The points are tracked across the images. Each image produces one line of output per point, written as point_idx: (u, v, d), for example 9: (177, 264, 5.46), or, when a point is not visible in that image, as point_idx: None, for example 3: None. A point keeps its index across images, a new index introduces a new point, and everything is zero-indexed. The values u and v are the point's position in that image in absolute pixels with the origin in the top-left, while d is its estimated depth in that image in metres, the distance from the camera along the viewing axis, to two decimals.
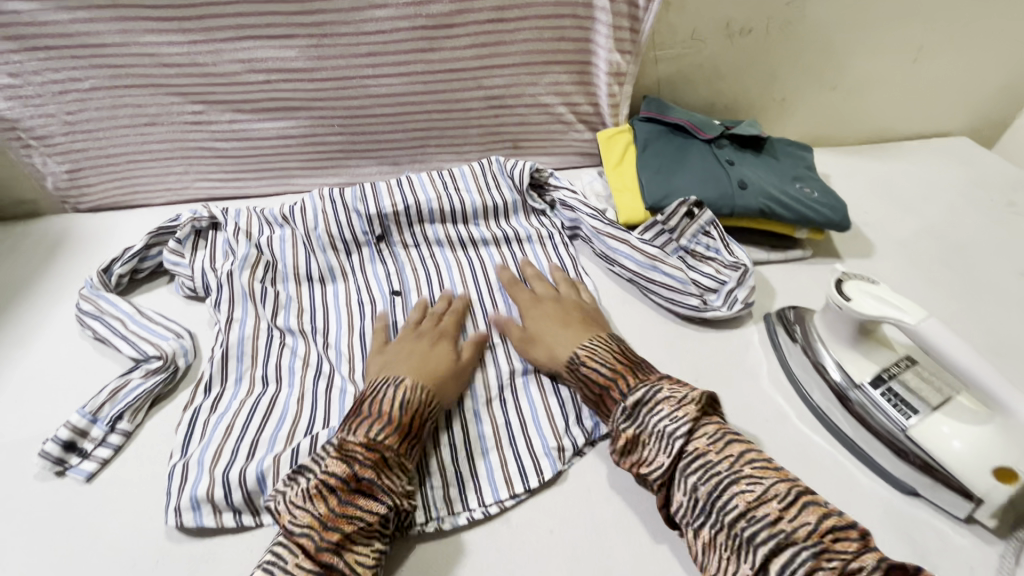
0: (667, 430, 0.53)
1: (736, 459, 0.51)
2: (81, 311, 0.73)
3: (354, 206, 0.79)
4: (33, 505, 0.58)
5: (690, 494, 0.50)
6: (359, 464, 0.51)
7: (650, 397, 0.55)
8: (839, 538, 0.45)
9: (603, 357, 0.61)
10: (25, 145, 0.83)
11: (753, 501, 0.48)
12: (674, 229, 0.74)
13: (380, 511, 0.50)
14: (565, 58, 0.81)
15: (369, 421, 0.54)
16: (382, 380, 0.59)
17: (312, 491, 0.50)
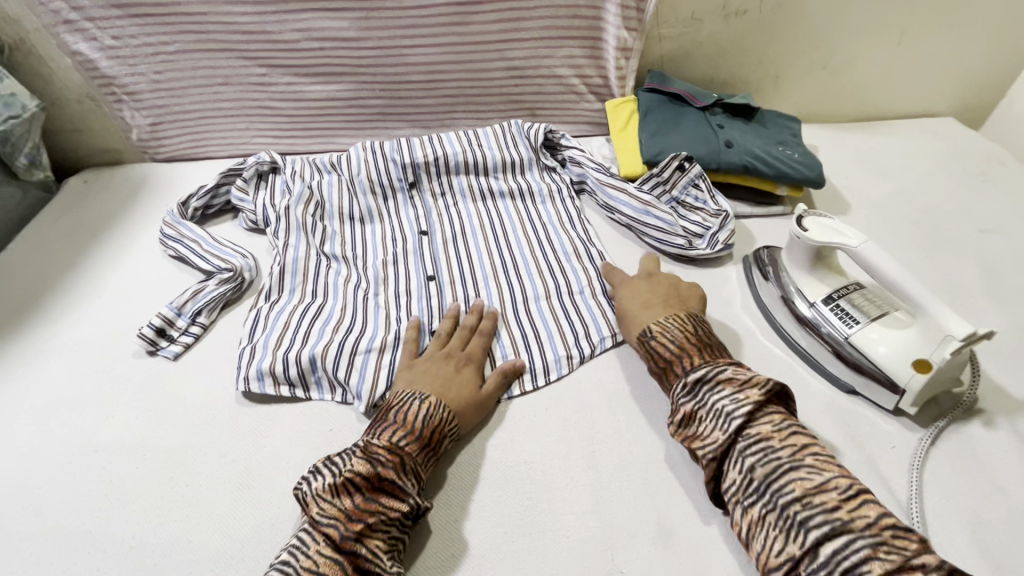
0: (726, 410, 0.56)
1: (799, 448, 0.52)
2: (164, 234, 0.87)
3: (391, 157, 0.92)
4: (131, 375, 0.72)
5: (745, 474, 0.53)
6: (382, 466, 0.55)
7: (713, 376, 0.59)
8: (896, 531, 0.46)
9: (674, 334, 0.64)
10: (118, 100, 0.99)
11: (810, 488, 0.49)
12: (667, 181, 0.86)
13: (401, 507, 0.54)
14: (579, 34, 0.93)
15: (392, 428, 0.58)
16: (407, 389, 0.63)
17: (340, 487, 0.53)
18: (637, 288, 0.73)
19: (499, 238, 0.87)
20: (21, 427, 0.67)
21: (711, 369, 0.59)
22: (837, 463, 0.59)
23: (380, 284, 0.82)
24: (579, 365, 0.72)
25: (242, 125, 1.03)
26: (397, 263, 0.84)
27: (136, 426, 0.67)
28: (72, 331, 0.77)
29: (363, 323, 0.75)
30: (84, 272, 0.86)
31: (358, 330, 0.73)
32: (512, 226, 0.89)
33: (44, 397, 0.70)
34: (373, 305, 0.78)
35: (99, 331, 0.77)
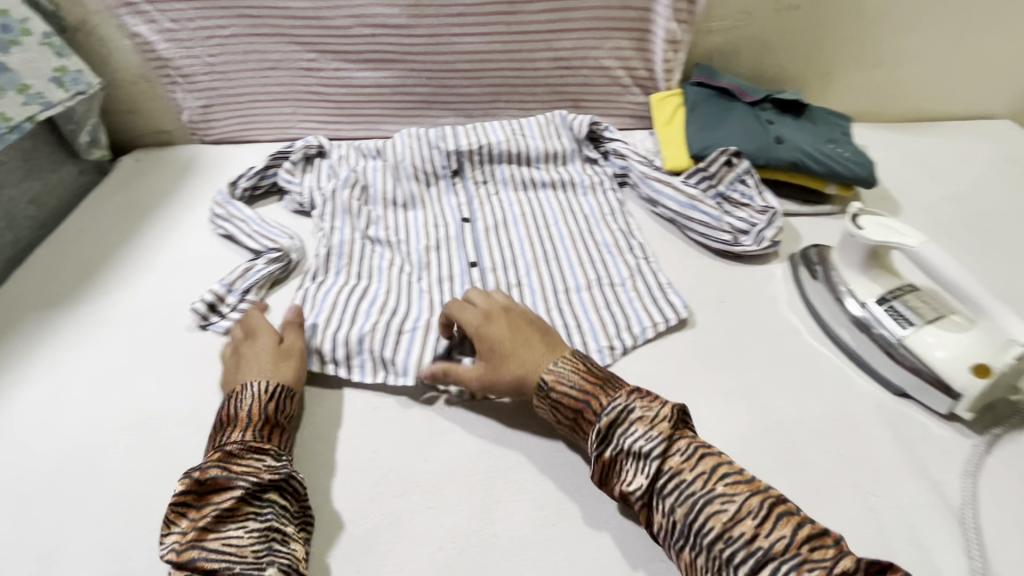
0: (643, 451, 0.52)
1: (709, 476, 0.50)
2: (215, 213, 0.89)
3: (436, 143, 0.94)
4: (183, 347, 0.74)
5: (669, 517, 0.50)
6: (201, 472, 0.54)
7: (625, 416, 0.54)
8: (817, 547, 0.45)
9: (570, 377, 0.58)
10: (173, 81, 1.01)
11: (728, 521, 0.47)
12: (715, 175, 0.84)
13: (234, 495, 0.52)
14: (627, 26, 0.93)
15: (223, 429, 0.58)
16: (229, 397, 0.61)
17: (172, 513, 0.53)
18: (500, 327, 0.64)
19: (540, 228, 0.87)
20: (79, 393, 0.69)
21: (620, 408, 0.54)
22: (885, 464, 0.58)
23: (422, 268, 0.82)
24: (621, 356, 0.71)
25: (289, 109, 1.05)
26: (438, 248, 0.85)
27: (189, 396, 0.69)
28: (127, 304, 0.80)
29: (407, 305, 0.76)
30: (137, 247, 0.89)
31: (401, 311, 0.74)
32: (553, 217, 0.88)
33: (102, 365, 0.72)
34: (417, 289, 0.79)
35: (153, 304, 0.80)
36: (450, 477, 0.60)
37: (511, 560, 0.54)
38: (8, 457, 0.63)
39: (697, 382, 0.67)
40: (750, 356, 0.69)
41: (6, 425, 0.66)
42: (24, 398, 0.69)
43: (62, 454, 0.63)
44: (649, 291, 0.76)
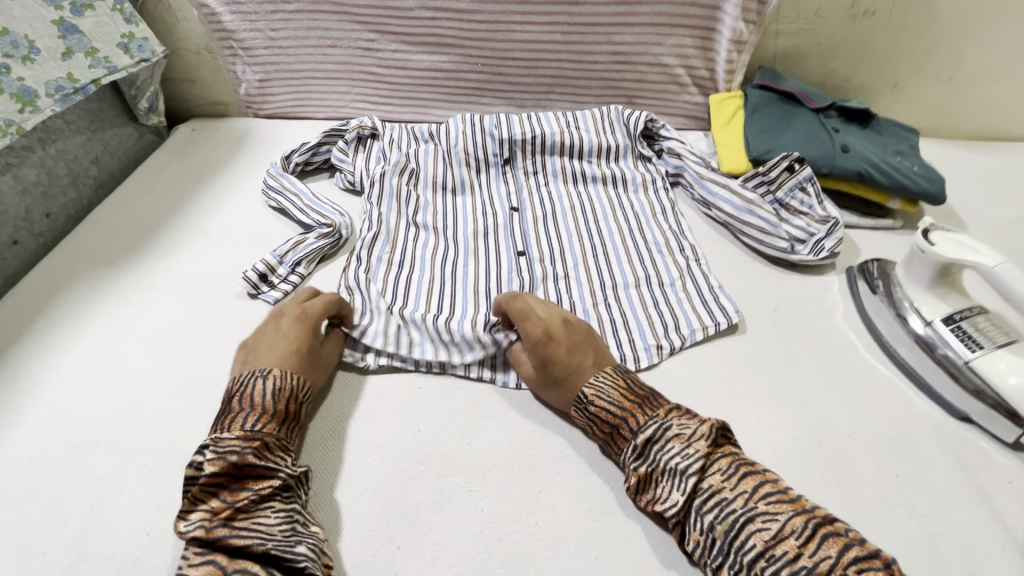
0: (679, 468, 0.51)
1: (750, 495, 0.49)
2: (268, 185, 0.90)
3: (490, 130, 0.93)
4: (232, 313, 0.75)
5: (707, 534, 0.49)
6: (238, 457, 0.52)
7: (660, 434, 0.53)
8: (863, 568, 0.43)
9: (610, 394, 0.57)
10: (233, 54, 1.03)
11: (770, 540, 0.46)
12: (774, 181, 0.83)
13: (272, 481, 0.52)
14: (692, 23, 0.90)
15: (245, 414, 0.55)
16: (233, 386, 0.59)
17: (196, 495, 0.50)
18: (558, 345, 0.61)
19: (588, 223, 0.86)
20: (134, 350, 0.71)
21: (657, 426, 0.54)
22: (942, 490, 0.56)
23: (469, 253, 0.82)
24: (668, 356, 0.69)
25: (344, 88, 1.06)
26: (486, 234, 0.84)
27: None
28: (181, 268, 0.81)
29: (453, 301, 0.74)
30: (192, 213, 0.91)
31: (448, 309, 0.73)
32: (602, 211, 0.87)
33: (156, 325, 0.74)
34: (461, 276, 0.78)
35: (206, 270, 0.81)
36: (492, 461, 0.60)
37: (552, 551, 0.53)
38: (66, 405, 0.65)
39: (747, 389, 0.65)
40: (803, 367, 0.67)
41: (65, 374, 0.68)
42: (82, 351, 0.71)
43: (115, 408, 0.65)
44: (699, 293, 0.75)
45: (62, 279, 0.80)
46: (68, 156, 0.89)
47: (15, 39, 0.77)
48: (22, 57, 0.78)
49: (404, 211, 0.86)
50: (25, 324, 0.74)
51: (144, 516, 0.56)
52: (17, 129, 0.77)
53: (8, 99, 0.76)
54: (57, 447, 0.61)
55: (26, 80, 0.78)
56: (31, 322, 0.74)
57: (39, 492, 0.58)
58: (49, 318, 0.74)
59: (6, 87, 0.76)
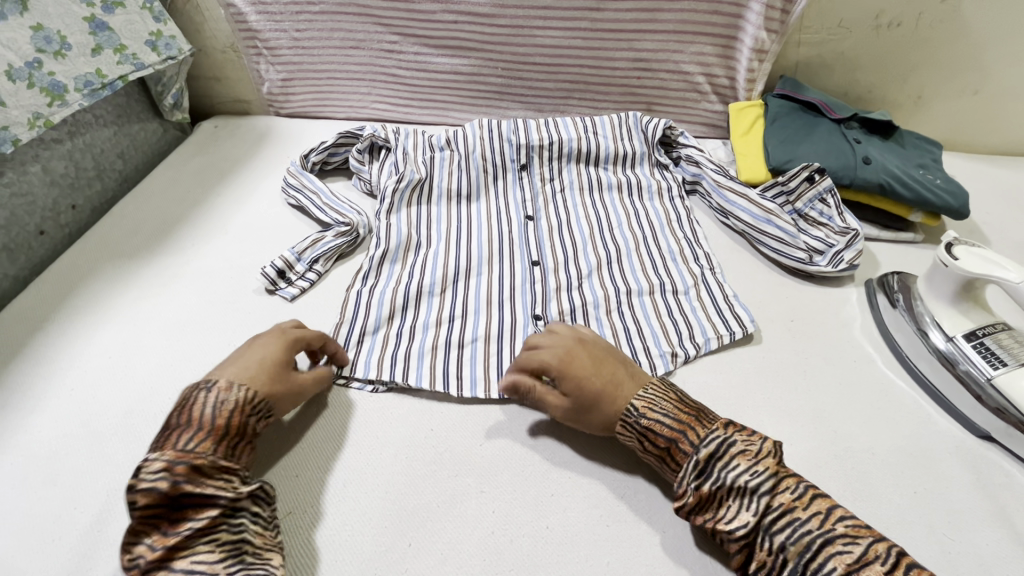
0: (748, 486, 0.50)
1: (825, 517, 0.48)
2: (288, 183, 0.91)
3: (508, 136, 0.93)
4: (249, 309, 0.76)
5: (777, 554, 0.47)
6: (171, 486, 0.49)
7: (724, 450, 0.52)
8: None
9: (664, 406, 0.56)
10: (258, 53, 1.05)
11: (852, 563, 0.45)
12: (793, 192, 0.82)
13: (212, 512, 0.49)
14: (714, 31, 0.90)
15: (183, 435, 0.52)
16: (182, 398, 0.56)
17: (138, 526, 0.49)
18: (584, 364, 0.60)
19: (603, 231, 0.86)
20: (153, 342, 0.72)
21: (720, 441, 0.52)
22: (963, 508, 0.55)
23: (484, 262, 0.82)
24: (683, 364, 0.69)
25: (364, 89, 1.07)
26: (501, 242, 0.84)
27: None
28: (200, 263, 0.82)
29: (464, 309, 0.75)
30: (213, 209, 0.92)
31: (460, 318, 0.74)
32: (617, 221, 0.88)
33: (176, 318, 0.75)
34: (474, 286, 0.78)
35: (225, 264, 0.82)
36: (504, 464, 0.60)
37: (563, 556, 0.53)
38: (86, 393, 0.66)
39: (763, 400, 0.65)
40: (819, 380, 0.67)
41: (86, 364, 0.69)
42: (104, 340, 0.72)
43: (134, 398, 0.66)
44: (714, 302, 0.75)
45: (86, 271, 0.81)
46: (95, 149, 0.91)
47: (49, 35, 0.79)
48: (54, 52, 0.80)
49: (414, 227, 0.86)
50: (49, 313, 0.75)
51: None
52: (45, 122, 0.79)
53: (39, 93, 0.78)
54: (76, 435, 0.62)
55: (56, 74, 0.80)
56: (54, 312, 0.75)
57: (59, 478, 0.59)
58: (71, 308, 0.76)
59: (37, 82, 0.77)
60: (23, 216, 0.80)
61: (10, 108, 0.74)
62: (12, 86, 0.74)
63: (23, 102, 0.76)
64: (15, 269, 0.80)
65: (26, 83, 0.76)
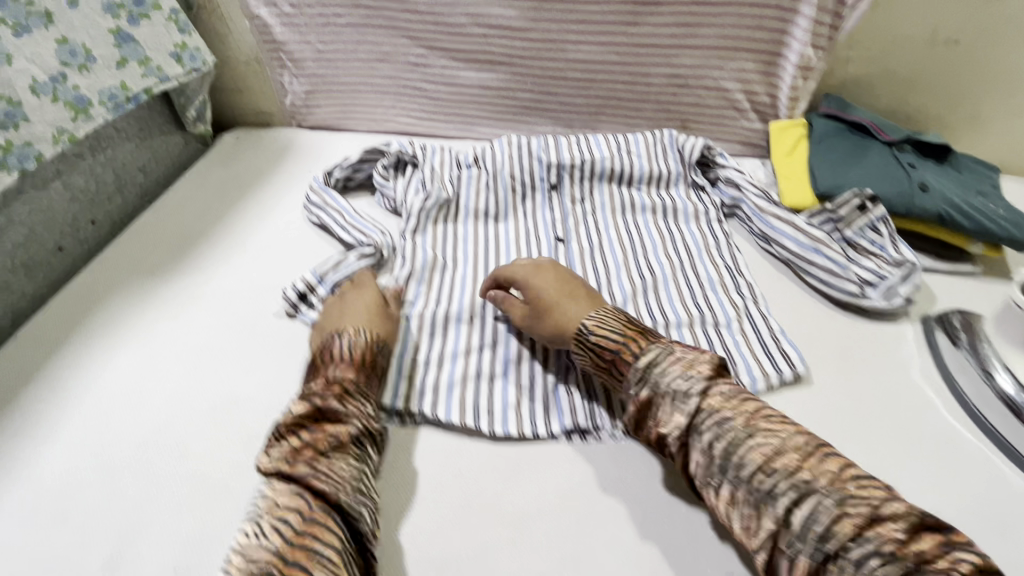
0: (680, 391, 0.52)
1: (751, 414, 0.50)
2: (310, 200, 0.89)
3: (538, 155, 0.90)
4: (269, 334, 0.73)
5: (705, 453, 0.50)
6: (322, 400, 0.57)
7: (662, 359, 0.55)
8: (862, 482, 0.45)
9: (613, 324, 0.60)
10: (282, 66, 1.03)
11: (770, 455, 0.47)
12: (843, 219, 0.77)
13: (350, 428, 0.55)
14: (756, 47, 0.86)
15: (332, 365, 0.61)
16: (317, 348, 0.64)
17: (284, 432, 0.54)
18: (545, 283, 0.67)
19: (637, 256, 0.82)
20: (170, 367, 0.69)
21: (659, 352, 0.56)
22: None
23: None
24: None
25: (389, 102, 1.04)
26: None
27: (276, 383, 0.68)
28: (218, 283, 0.80)
29: (492, 339, 0.71)
30: (233, 225, 0.89)
31: (489, 348, 0.70)
32: (651, 246, 0.83)
33: (193, 341, 0.72)
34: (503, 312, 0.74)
35: (245, 285, 0.79)
36: (537, 514, 0.56)
37: None
38: (100, 422, 0.64)
39: None
40: (877, 428, 0.62)
41: (101, 390, 0.67)
42: (119, 365, 0.69)
43: (149, 428, 0.63)
44: (759, 337, 0.70)
45: (103, 289, 0.79)
46: (117, 163, 0.89)
47: (73, 48, 0.77)
48: (79, 66, 0.78)
49: (440, 246, 0.83)
50: (65, 335, 0.73)
51: (172, 551, 0.53)
52: (69, 137, 0.77)
53: (62, 107, 0.76)
54: (90, 468, 0.60)
55: (81, 88, 0.78)
56: (70, 333, 0.73)
57: (69, 517, 0.56)
58: (87, 330, 0.74)
59: (62, 96, 0.76)
60: (42, 232, 0.78)
61: (34, 123, 0.72)
62: (36, 100, 0.73)
63: (48, 117, 0.74)
64: (32, 286, 0.78)
65: (50, 98, 0.74)
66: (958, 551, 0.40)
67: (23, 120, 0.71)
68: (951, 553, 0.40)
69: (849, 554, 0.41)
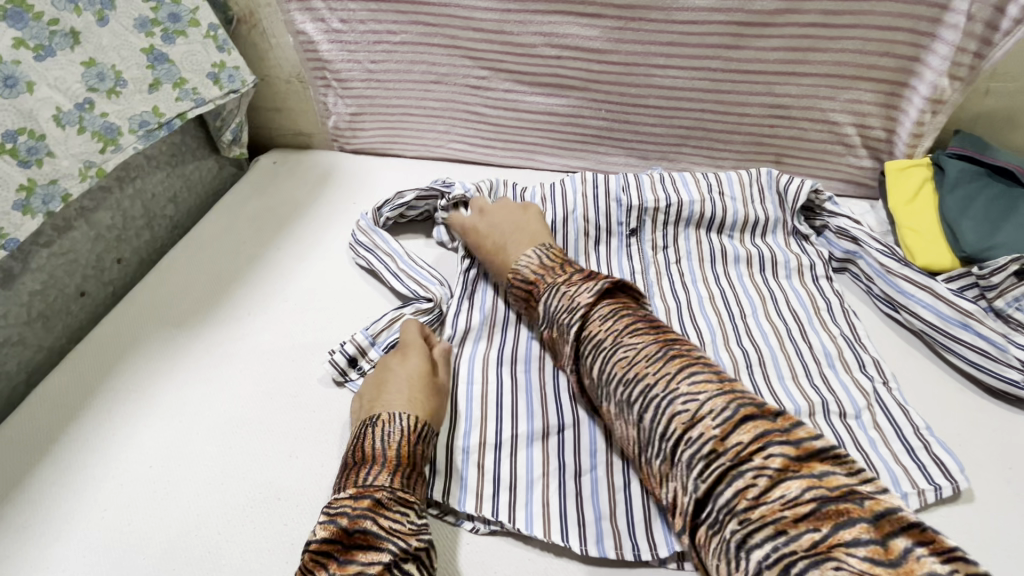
0: (564, 319, 0.57)
1: (619, 332, 0.53)
2: (357, 241, 0.79)
3: (617, 195, 0.79)
4: (314, 406, 0.63)
5: (589, 372, 0.55)
6: (350, 519, 0.46)
7: (551, 294, 0.60)
8: (696, 380, 0.46)
9: (529, 263, 0.65)
10: (327, 85, 0.93)
11: (627, 366, 0.50)
12: (995, 287, 0.65)
13: (384, 556, 0.44)
14: (880, 76, 0.73)
15: (363, 467, 0.51)
16: (352, 437, 0.55)
17: (309, 563, 0.44)
18: (507, 224, 0.72)
19: (734, 318, 0.70)
20: (201, 446, 0.60)
21: (553, 287, 0.61)
22: None
23: None
24: None
25: (442, 127, 0.94)
26: None
27: (322, 471, 0.57)
28: (255, 337, 0.70)
29: (573, 418, 0.61)
30: (271, 264, 0.80)
31: (570, 429, 0.60)
32: (750, 306, 0.71)
33: (226, 413, 0.63)
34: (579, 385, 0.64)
35: (286, 343, 0.70)
36: None
37: None
38: (121, 517, 0.55)
39: None
40: None
41: (123, 473, 0.58)
42: (144, 442, 0.60)
43: (175, 527, 0.54)
44: (899, 434, 0.58)
45: (127, 341, 0.70)
46: (146, 194, 0.81)
47: (102, 71, 0.68)
48: (107, 91, 0.69)
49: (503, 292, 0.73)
50: (84, 401, 0.64)
51: None
52: (97, 171, 0.68)
53: (90, 138, 0.67)
54: None
55: (109, 115, 0.69)
56: (89, 397, 0.64)
57: None
58: (108, 393, 0.65)
59: (88, 125, 0.67)
60: (63, 277, 0.70)
61: (59, 158, 0.64)
62: (60, 132, 0.64)
63: (74, 150, 0.66)
64: (50, 338, 0.69)
65: (76, 128, 0.66)
66: (771, 446, 0.41)
67: (47, 155, 0.63)
68: (767, 448, 0.41)
69: (686, 456, 0.44)
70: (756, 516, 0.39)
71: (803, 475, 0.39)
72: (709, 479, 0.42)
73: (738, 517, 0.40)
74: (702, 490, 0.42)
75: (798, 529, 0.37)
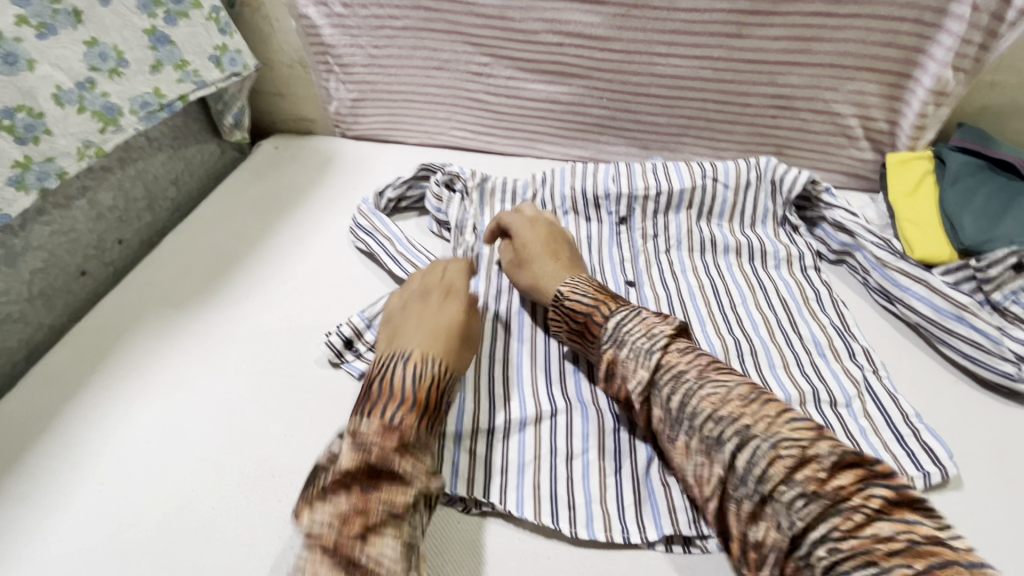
0: (645, 347, 0.54)
1: (705, 367, 0.51)
2: (357, 224, 0.79)
3: (605, 187, 0.79)
4: (310, 386, 0.64)
5: (665, 406, 0.51)
6: (378, 451, 0.46)
7: (626, 320, 0.56)
8: (798, 425, 0.45)
9: (585, 289, 0.61)
10: (328, 70, 0.93)
11: (717, 403, 0.48)
12: (993, 279, 0.65)
13: (409, 496, 0.45)
14: (883, 67, 0.73)
15: (389, 402, 0.49)
16: (375, 369, 0.54)
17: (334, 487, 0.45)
18: (561, 253, 0.68)
19: (727, 309, 0.70)
20: (195, 423, 0.61)
21: (625, 315, 0.57)
22: None
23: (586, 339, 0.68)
24: None
25: (444, 114, 0.94)
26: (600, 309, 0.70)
27: (315, 450, 0.58)
28: (253, 318, 0.71)
29: (567, 403, 0.61)
30: (269, 247, 0.81)
31: (563, 415, 0.60)
32: (742, 297, 0.71)
33: (221, 391, 0.63)
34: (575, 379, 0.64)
35: (284, 324, 0.70)
36: None
37: None
38: (116, 490, 0.56)
39: None
40: None
41: (119, 447, 0.59)
42: (139, 418, 0.61)
43: (170, 502, 0.55)
44: (888, 423, 0.58)
45: (126, 320, 0.71)
46: (147, 176, 0.81)
47: (104, 51, 0.69)
48: (109, 71, 0.69)
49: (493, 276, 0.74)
50: (83, 376, 0.65)
51: None
52: (96, 151, 0.69)
53: (89, 117, 0.68)
54: (103, 549, 0.52)
55: (110, 96, 0.70)
56: (87, 374, 0.65)
57: None
58: (106, 370, 0.66)
59: (88, 105, 0.67)
60: (64, 255, 0.70)
61: (57, 136, 0.65)
62: (60, 111, 0.65)
63: (72, 129, 0.66)
64: (51, 316, 0.70)
65: (76, 107, 0.66)
66: (874, 488, 0.41)
67: (45, 133, 0.63)
68: (868, 489, 0.41)
69: (782, 497, 0.43)
70: (847, 548, 0.40)
71: (894, 517, 0.40)
72: (807, 518, 0.42)
73: (828, 548, 0.40)
74: (799, 527, 0.42)
75: (890, 562, 0.38)
